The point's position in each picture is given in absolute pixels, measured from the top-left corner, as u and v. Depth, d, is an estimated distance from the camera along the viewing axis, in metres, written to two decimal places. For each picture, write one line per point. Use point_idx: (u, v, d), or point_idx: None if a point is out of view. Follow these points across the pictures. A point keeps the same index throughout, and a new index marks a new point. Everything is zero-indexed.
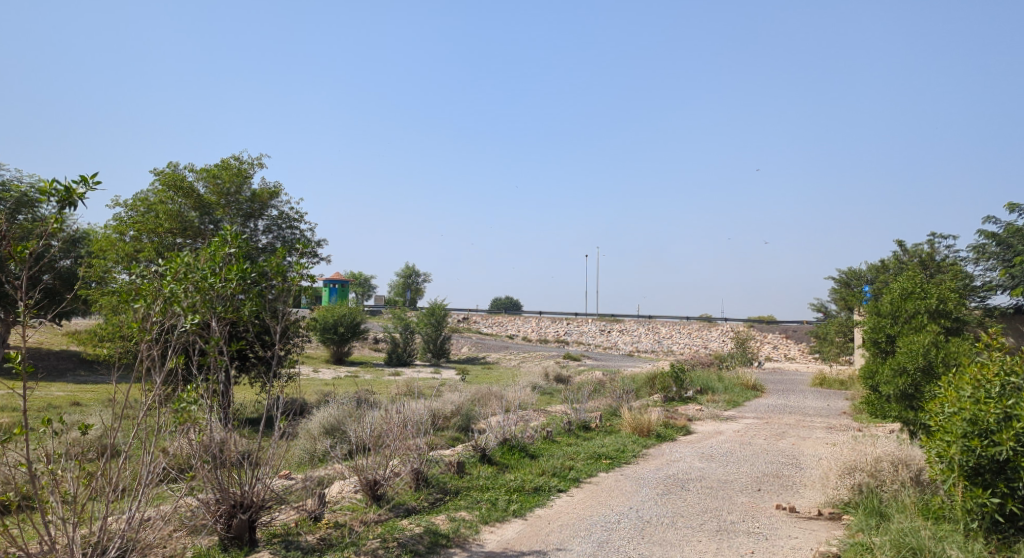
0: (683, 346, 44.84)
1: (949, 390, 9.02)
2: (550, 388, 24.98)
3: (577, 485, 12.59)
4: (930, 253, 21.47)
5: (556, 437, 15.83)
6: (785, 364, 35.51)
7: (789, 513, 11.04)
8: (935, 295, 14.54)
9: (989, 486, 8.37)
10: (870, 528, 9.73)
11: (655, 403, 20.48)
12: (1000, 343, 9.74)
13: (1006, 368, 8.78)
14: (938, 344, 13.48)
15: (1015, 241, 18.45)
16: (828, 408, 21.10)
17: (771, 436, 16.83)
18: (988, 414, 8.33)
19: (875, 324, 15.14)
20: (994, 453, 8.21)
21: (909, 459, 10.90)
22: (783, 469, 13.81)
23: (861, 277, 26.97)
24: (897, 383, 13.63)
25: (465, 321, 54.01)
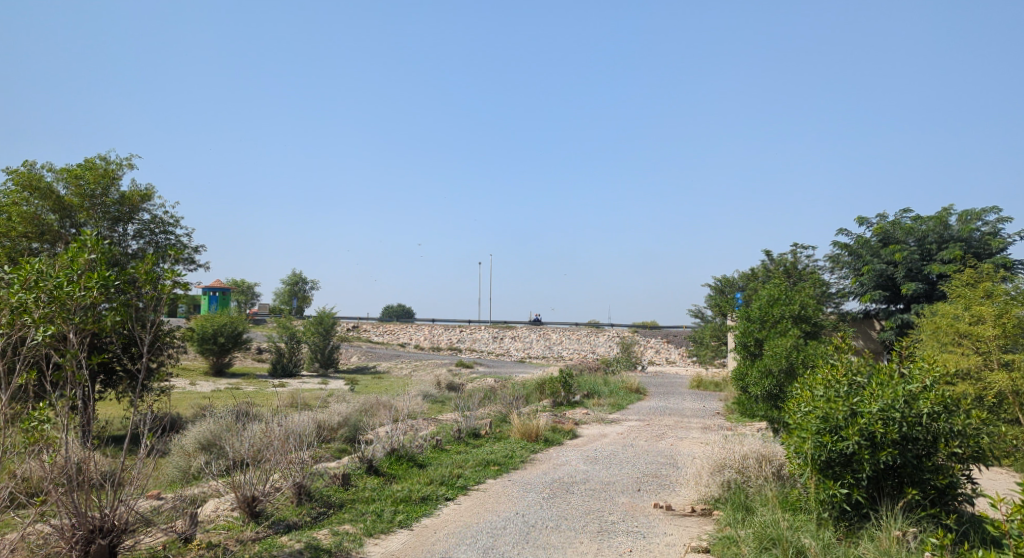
0: (572, 351, 45.84)
1: (804, 390, 9.60)
2: (440, 396, 25.02)
3: (465, 492, 12.73)
4: (793, 262, 22.92)
5: (445, 445, 15.90)
6: (666, 368, 36.96)
7: (665, 511, 11.54)
8: (798, 301, 15.55)
9: (839, 478, 8.98)
10: (736, 521, 10.30)
11: (542, 408, 20.87)
12: (849, 346, 10.46)
13: (852, 369, 9.43)
14: (799, 347, 14.43)
15: (864, 252, 20.03)
16: (704, 410, 22.12)
17: (651, 438, 17.51)
18: (837, 411, 8.89)
19: (745, 329, 15.96)
20: (843, 447, 8.77)
21: (772, 456, 11.64)
22: (661, 469, 14.40)
23: (734, 284, 28.47)
24: (763, 384, 14.45)
25: (355, 330, 53.24)
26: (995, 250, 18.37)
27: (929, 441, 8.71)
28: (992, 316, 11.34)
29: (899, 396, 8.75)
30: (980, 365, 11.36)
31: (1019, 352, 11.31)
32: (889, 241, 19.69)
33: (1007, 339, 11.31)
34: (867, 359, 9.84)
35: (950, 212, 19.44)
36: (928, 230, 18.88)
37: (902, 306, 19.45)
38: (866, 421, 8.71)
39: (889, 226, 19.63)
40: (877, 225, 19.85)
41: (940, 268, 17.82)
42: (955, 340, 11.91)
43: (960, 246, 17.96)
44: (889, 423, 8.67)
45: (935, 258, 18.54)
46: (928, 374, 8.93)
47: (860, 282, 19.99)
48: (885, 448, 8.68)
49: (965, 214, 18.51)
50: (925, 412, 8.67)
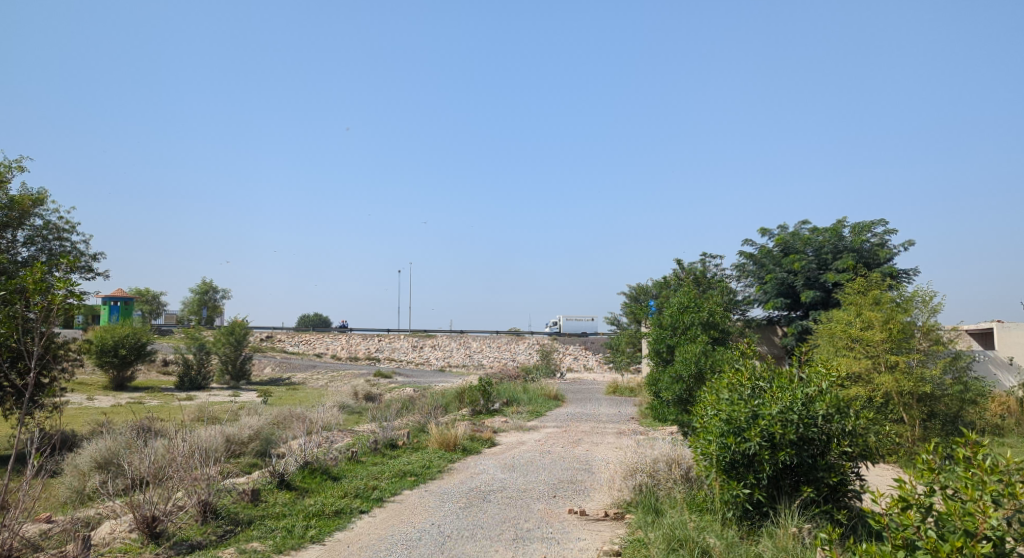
0: (491, 360, 45.92)
1: (711, 394, 9.84)
2: (357, 406, 24.62)
3: (380, 504, 12.55)
4: (702, 271, 23.62)
5: (361, 457, 15.62)
6: (584, 374, 37.44)
7: (579, 516, 11.63)
8: (706, 308, 15.97)
9: (742, 479, 9.26)
10: (647, 524, 10.44)
11: (461, 417, 20.79)
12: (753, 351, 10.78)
13: (754, 373, 9.72)
14: (708, 352, 14.83)
15: (768, 261, 20.84)
16: (619, 415, 22.49)
17: (568, 444, 17.70)
18: (740, 413, 9.17)
19: (658, 336, 16.33)
20: (745, 448, 9.04)
21: (681, 459, 11.89)
22: (577, 474, 14.56)
23: (648, 291, 29.11)
24: (674, 389, 14.78)
25: (269, 340, 51.94)
26: (883, 261, 19.52)
27: (824, 441, 9.06)
28: (879, 321, 11.98)
29: (798, 399, 9.07)
30: (869, 367, 12.00)
31: (906, 355, 11.91)
32: (789, 250, 20.57)
33: (895, 343, 11.93)
34: (768, 363, 10.17)
35: (844, 224, 20.49)
36: (825, 241, 19.87)
37: (801, 314, 20.29)
38: (767, 423, 8.99)
39: (790, 236, 20.53)
40: (778, 235, 20.73)
41: (835, 276, 18.82)
42: (848, 345, 12.48)
43: (852, 256, 19.03)
44: (788, 424, 8.97)
45: (831, 267, 19.51)
46: (824, 378, 9.29)
47: (763, 290, 20.77)
48: (784, 448, 8.98)
49: (856, 226, 19.61)
50: (820, 414, 9.01)
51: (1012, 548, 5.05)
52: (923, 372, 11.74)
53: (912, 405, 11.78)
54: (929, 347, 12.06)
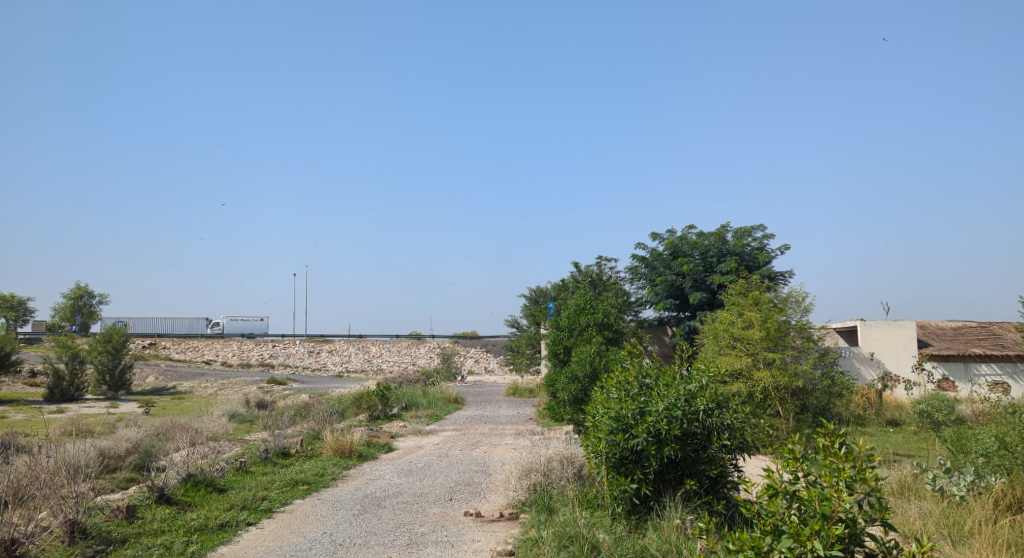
0: (391, 364, 45.30)
1: (601, 393, 9.83)
2: (248, 415, 23.68)
3: (269, 515, 12.06)
4: (598, 273, 23.97)
5: (250, 467, 14.97)
6: (485, 377, 37.37)
7: (474, 518, 11.40)
8: (601, 309, 16.11)
9: (630, 474, 9.29)
10: (540, 521, 10.17)
11: (357, 423, 20.28)
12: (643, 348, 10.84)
13: (642, 371, 9.77)
14: (602, 352, 14.98)
15: (658, 264, 21.38)
16: (518, 416, 22.48)
17: (467, 446, 17.54)
18: (627, 410, 9.20)
19: (555, 337, 16.38)
20: (633, 444, 9.09)
21: (574, 457, 11.71)
22: (474, 476, 14.39)
23: (548, 294, 29.30)
24: (570, 389, 14.79)
25: (152, 347, 49.51)
26: (762, 264, 20.50)
27: (705, 435, 9.20)
28: (758, 321, 12.42)
29: (682, 395, 9.18)
30: (748, 364, 12.44)
31: (781, 351, 12.43)
32: (678, 253, 21.18)
33: (771, 341, 12.42)
34: (656, 361, 10.24)
35: (728, 228, 21.34)
36: (710, 244, 20.64)
37: (689, 314, 20.92)
38: (654, 419, 9.05)
39: (678, 240, 21.15)
40: (668, 239, 21.31)
41: (720, 278, 19.67)
42: (730, 344, 12.88)
43: (735, 258, 19.98)
44: (673, 420, 9.04)
45: (716, 269, 20.29)
46: (704, 374, 9.44)
47: (654, 291, 21.27)
48: (669, 444, 9.07)
49: (738, 230, 20.58)
50: (701, 409, 9.13)
51: (863, 529, 5.28)
52: (797, 367, 12.28)
53: (786, 400, 12.31)
54: (801, 344, 12.64)
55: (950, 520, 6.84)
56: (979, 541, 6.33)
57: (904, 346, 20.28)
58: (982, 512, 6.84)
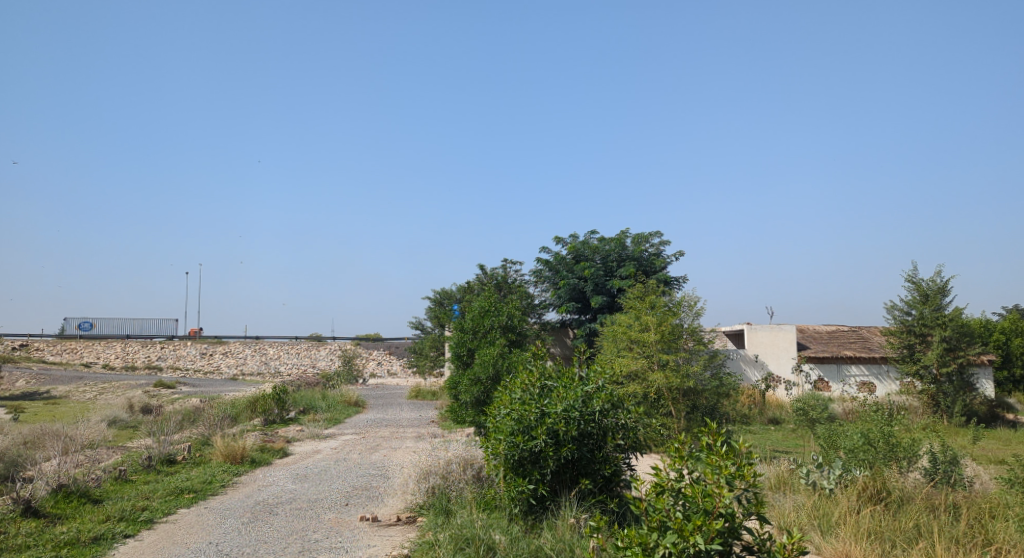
0: (289, 366, 44.12)
1: (504, 394, 9.68)
2: (131, 421, 22.53)
3: (149, 526, 11.50)
4: (503, 276, 24.04)
5: (130, 476, 14.22)
6: (387, 380, 36.91)
7: (371, 522, 11.14)
8: (505, 312, 16.04)
9: (528, 475, 9.21)
10: (437, 525, 10.01)
11: (251, 428, 19.63)
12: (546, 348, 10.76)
13: (544, 373, 9.67)
14: (505, 355, 14.88)
15: (562, 267, 21.62)
16: (419, 419, 22.27)
17: (365, 450, 17.25)
18: (529, 413, 9.10)
19: (458, 339, 15.95)
20: (532, 446, 9.02)
21: (474, 460, 11.49)
22: (372, 480, 14.12)
23: (453, 296, 29.13)
24: (472, 391, 14.56)
25: (27, 349, 46.50)
26: (658, 269, 21.15)
27: (601, 435, 9.22)
28: (654, 324, 12.79)
29: (579, 397, 9.15)
30: (644, 366, 12.76)
31: (674, 354, 12.80)
32: (580, 257, 21.54)
33: (666, 344, 12.77)
34: (559, 364, 10.16)
35: (628, 233, 21.85)
36: (610, 250, 21.23)
37: (591, 317, 21.32)
38: (552, 421, 9.01)
39: (581, 244, 21.51)
40: (570, 243, 21.61)
41: (620, 282, 20.14)
42: (628, 346, 13.19)
43: (634, 264, 20.57)
44: (570, 421, 9.04)
45: (616, 274, 20.76)
46: (602, 375, 9.46)
47: (557, 294, 21.49)
48: (566, 444, 9.06)
49: (637, 236, 21.16)
50: (598, 410, 9.15)
51: (740, 523, 5.47)
52: (688, 369, 12.69)
53: (678, 400, 12.69)
54: (692, 346, 13.10)
55: (821, 511, 7.17)
56: (844, 530, 6.67)
57: (785, 348, 21.25)
58: (849, 503, 7.22)
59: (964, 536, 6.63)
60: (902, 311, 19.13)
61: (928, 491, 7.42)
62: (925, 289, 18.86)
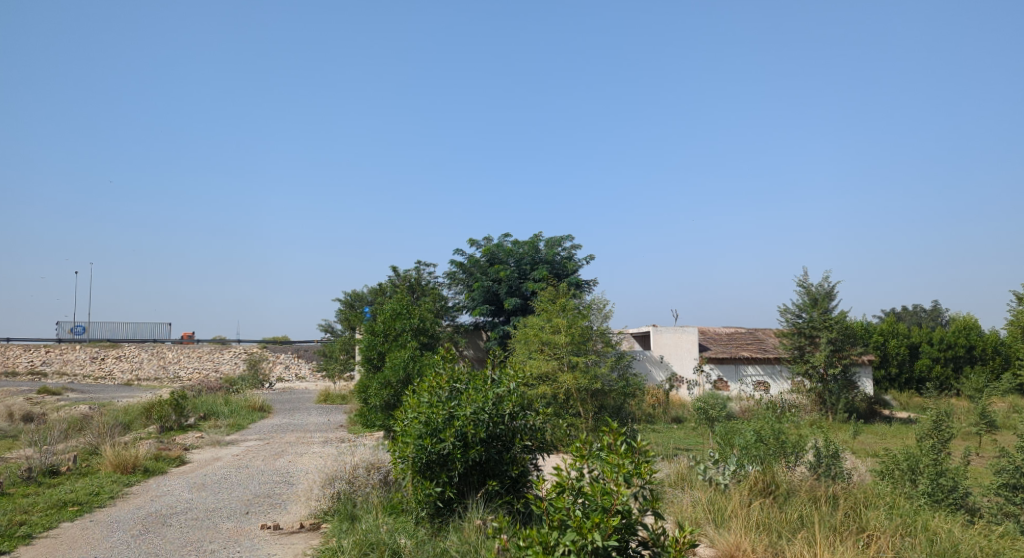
0: (190, 371, 42.58)
1: (412, 397, 9.60)
2: (13, 431, 21.28)
3: (27, 542, 10.92)
4: (416, 278, 23.85)
5: (8, 489, 13.47)
6: (294, 384, 36.13)
7: (272, 531, 10.87)
8: (417, 315, 15.93)
9: (435, 477, 9.17)
10: (342, 531, 9.86)
11: (146, 436, 18.86)
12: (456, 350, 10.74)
13: (454, 376, 9.63)
14: (416, 358, 14.67)
15: (476, 270, 21.68)
16: (327, 424, 21.90)
17: (269, 456, 16.85)
18: (437, 416, 9.06)
19: (368, 342, 15.60)
20: (440, 448, 8.97)
21: (381, 464, 11.37)
22: (274, 487, 13.81)
23: (364, 298, 28.74)
24: (382, 394, 14.25)
25: None
26: (570, 272, 21.66)
27: (509, 436, 9.26)
28: (565, 326, 13.06)
29: (490, 400, 9.18)
30: (555, 367, 12.94)
31: (584, 356, 13.08)
32: (494, 260, 21.67)
33: (576, 346, 13.04)
34: (470, 365, 10.16)
35: (541, 236, 22.15)
36: (524, 253, 21.52)
37: (503, 319, 21.44)
38: (461, 423, 9.01)
39: (495, 247, 21.65)
40: (484, 246, 21.71)
41: (534, 285, 20.47)
42: (539, 348, 13.32)
43: (547, 267, 20.99)
44: (479, 424, 9.06)
45: (529, 277, 21.08)
46: (512, 378, 9.51)
47: (470, 296, 21.48)
48: (474, 446, 9.06)
49: (551, 240, 21.52)
50: (506, 413, 9.19)
51: (637, 519, 5.66)
52: (596, 370, 12.99)
53: (586, 400, 12.96)
54: (601, 348, 13.43)
55: (715, 506, 7.46)
56: (735, 523, 6.98)
57: (688, 349, 21.99)
58: (740, 497, 7.55)
59: (841, 525, 7.06)
60: (794, 314, 20.07)
61: (812, 483, 7.85)
62: (813, 294, 19.86)
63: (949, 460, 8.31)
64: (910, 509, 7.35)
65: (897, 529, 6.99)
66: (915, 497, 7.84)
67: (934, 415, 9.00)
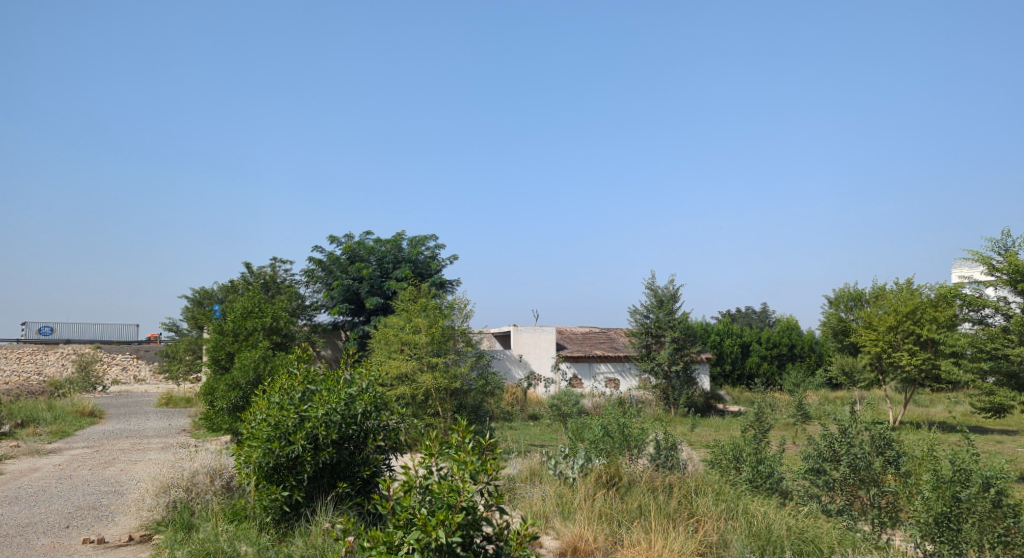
0: (9, 375, 38.95)
1: (261, 398, 9.25)
2: None
3: None
4: (272, 275, 22.98)
5: None
6: (132, 387, 33.91)
7: (95, 545, 10.07)
8: (269, 314, 15.34)
9: (282, 481, 8.87)
10: (176, 541, 9.32)
11: None
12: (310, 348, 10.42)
13: (309, 376, 9.31)
14: (267, 358, 14.12)
15: (337, 268, 21.18)
16: (167, 428, 20.73)
17: (98, 465, 15.73)
18: (287, 419, 8.77)
19: (215, 342, 14.77)
20: (289, 452, 8.70)
21: (222, 468, 10.86)
22: (101, 499, 12.90)
23: (213, 296, 27.42)
24: (229, 396, 13.59)
25: None
26: (433, 271, 21.75)
27: (361, 437, 9.09)
28: (425, 326, 13.00)
29: (342, 400, 8.97)
30: (414, 367, 12.85)
31: (443, 356, 13.09)
32: (355, 258, 21.26)
33: (436, 346, 13.02)
34: (325, 365, 9.88)
35: (404, 234, 22.00)
36: (386, 252, 21.35)
37: (363, 319, 21.04)
38: (312, 425, 8.76)
39: (356, 245, 21.26)
40: (345, 243, 21.24)
41: (396, 284, 20.35)
42: (398, 348, 13.13)
43: (410, 266, 20.90)
44: (331, 425, 8.84)
45: (391, 276, 20.91)
46: (366, 378, 9.32)
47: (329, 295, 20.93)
48: (325, 448, 8.83)
49: (414, 238, 21.48)
50: (360, 413, 9.01)
51: (481, 515, 5.71)
52: (456, 370, 13.03)
53: (446, 400, 12.98)
54: (461, 348, 13.51)
55: (562, 499, 7.65)
56: (579, 515, 7.19)
57: (545, 348, 22.37)
58: (586, 490, 7.78)
59: (675, 512, 7.43)
60: (643, 314, 20.95)
61: (651, 474, 8.23)
62: (660, 295, 20.81)
63: (769, 448, 8.98)
64: (733, 495, 7.85)
65: (721, 514, 7.44)
66: (739, 483, 8.44)
67: (759, 409, 9.69)
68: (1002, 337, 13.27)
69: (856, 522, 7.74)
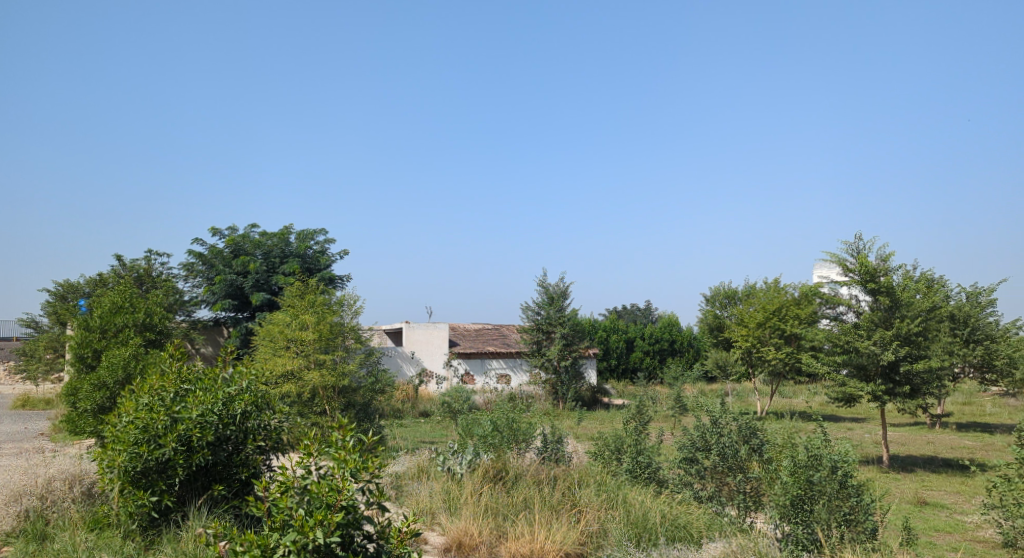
0: None
1: (128, 399, 8.72)
2: None
3: None
4: (146, 268, 21.77)
5: None
6: None
7: None
8: (142, 309, 14.46)
9: (150, 486, 8.38)
10: (28, 553, 8.65)
11: None
12: (184, 346, 9.92)
13: (183, 375, 8.82)
14: (138, 356, 13.37)
15: (219, 261, 20.28)
16: (24, 432, 19.31)
17: None
18: (157, 420, 8.30)
19: (81, 339, 13.82)
20: (159, 455, 8.24)
21: (81, 474, 10.17)
22: None
23: (79, 290, 25.77)
24: (94, 397, 12.79)
25: None
26: (321, 267, 21.25)
27: (239, 438, 8.69)
28: (313, 322, 12.58)
29: (220, 399, 8.55)
30: (300, 365, 12.46)
31: (330, 353, 12.75)
32: (239, 252, 20.46)
33: (323, 342, 12.66)
34: (203, 363, 9.40)
35: (291, 227, 21.36)
36: (273, 245, 20.68)
37: (247, 315, 20.28)
38: (185, 427, 8.34)
39: (240, 238, 20.45)
40: (228, 236, 20.40)
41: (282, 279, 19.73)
42: (283, 345, 12.61)
43: (297, 261, 20.32)
44: (206, 426, 8.42)
45: (278, 271, 20.27)
46: (246, 376, 8.91)
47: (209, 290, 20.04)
48: (199, 451, 8.41)
49: (302, 232, 20.89)
50: (238, 413, 8.62)
51: (361, 514, 5.55)
52: (344, 367, 12.73)
53: (333, 398, 12.68)
54: (349, 344, 13.20)
55: (449, 495, 7.57)
56: (466, 510, 7.13)
57: (438, 345, 22.23)
58: (472, 485, 7.73)
59: (558, 504, 7.48)
60: (533, 311, 21.12)
61: (537, 467, 8.27)
62: (550, 293, 21.05)
63: (648, 440, 9.20)
64: (613, 486, 7.99)
65: (602, 504, 7.54)
66: (620, 474, 8.63)
67: (640, 402, 9.91)
68: (854, 330, 14.09)
69: (724, 507, 8.03)
